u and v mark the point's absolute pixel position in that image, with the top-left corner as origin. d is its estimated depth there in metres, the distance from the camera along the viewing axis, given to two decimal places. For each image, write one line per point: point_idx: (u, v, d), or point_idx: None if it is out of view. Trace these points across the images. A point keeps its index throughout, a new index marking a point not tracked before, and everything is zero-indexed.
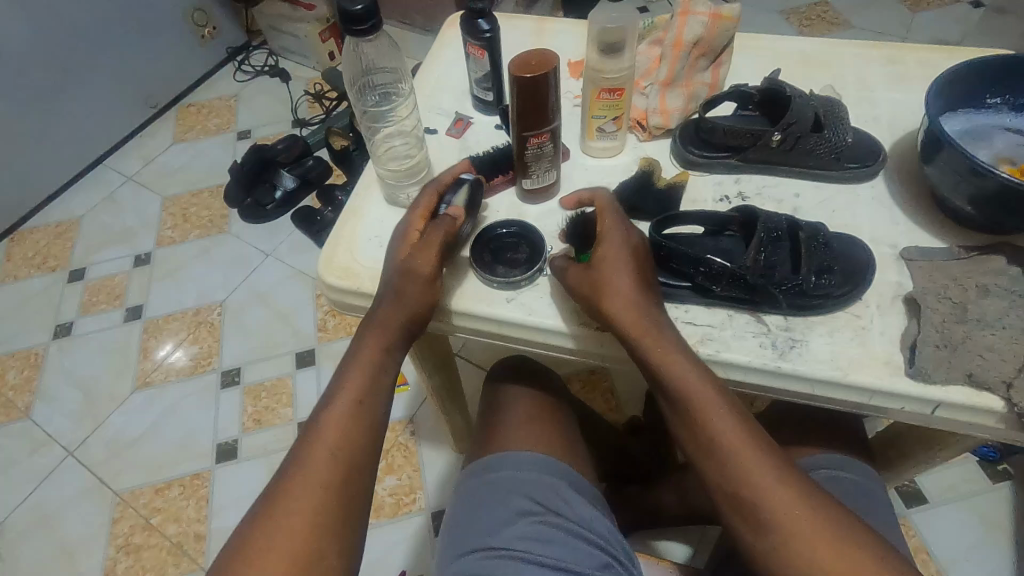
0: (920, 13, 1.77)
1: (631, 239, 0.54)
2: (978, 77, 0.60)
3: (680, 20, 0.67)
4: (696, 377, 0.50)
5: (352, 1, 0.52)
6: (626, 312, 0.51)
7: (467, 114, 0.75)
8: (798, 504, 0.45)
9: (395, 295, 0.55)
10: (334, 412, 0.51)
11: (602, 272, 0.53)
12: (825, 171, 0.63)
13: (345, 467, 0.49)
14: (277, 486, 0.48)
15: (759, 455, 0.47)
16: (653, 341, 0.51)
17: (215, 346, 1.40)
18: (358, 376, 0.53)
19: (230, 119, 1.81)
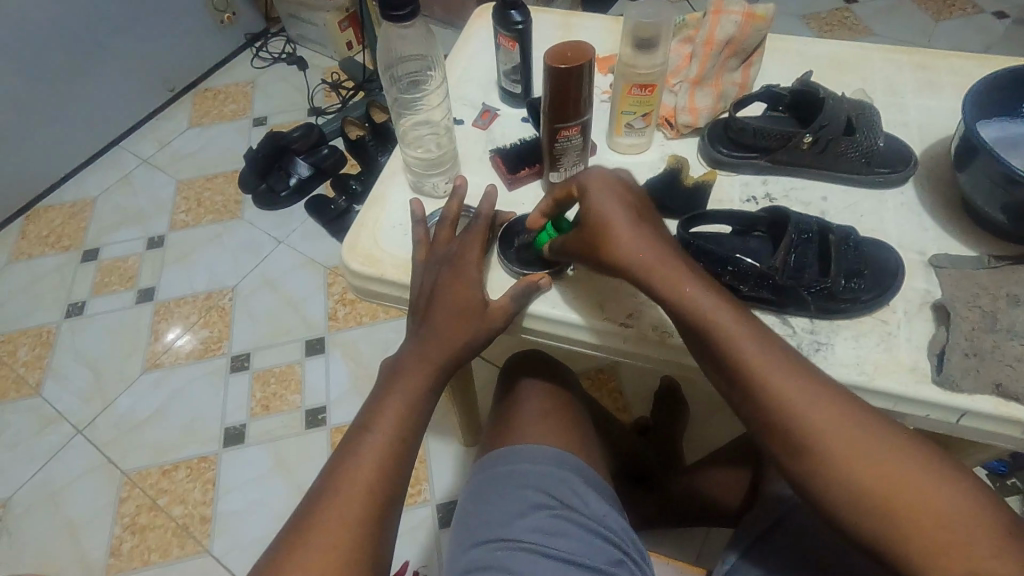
0: (942, 22, 1.76)
1: (611, 185, 0.53)
2: (1015, 84, 0.59)
3: (713, 19, 0.68)
4: (738, 332, 0.49)
5: None
6: (632, 264, 0.51)
7: (493, 106, 0.75)
8: (894, 494, 0.43)
9: (443, 323, 0.54)
10: (378, 414, 0.52)
11: (596, 223, 0.52)
12: (854, 175, 0.63)
13: (386, 468, 0.49)
14: (319, 490, 0.49)
15: (849, 442, 0.45)
16: (663, 292, 0.50)
17: (225, 331, 1.40)
18: (402, 378, 0.53)
19: (246, 105, 1.82)
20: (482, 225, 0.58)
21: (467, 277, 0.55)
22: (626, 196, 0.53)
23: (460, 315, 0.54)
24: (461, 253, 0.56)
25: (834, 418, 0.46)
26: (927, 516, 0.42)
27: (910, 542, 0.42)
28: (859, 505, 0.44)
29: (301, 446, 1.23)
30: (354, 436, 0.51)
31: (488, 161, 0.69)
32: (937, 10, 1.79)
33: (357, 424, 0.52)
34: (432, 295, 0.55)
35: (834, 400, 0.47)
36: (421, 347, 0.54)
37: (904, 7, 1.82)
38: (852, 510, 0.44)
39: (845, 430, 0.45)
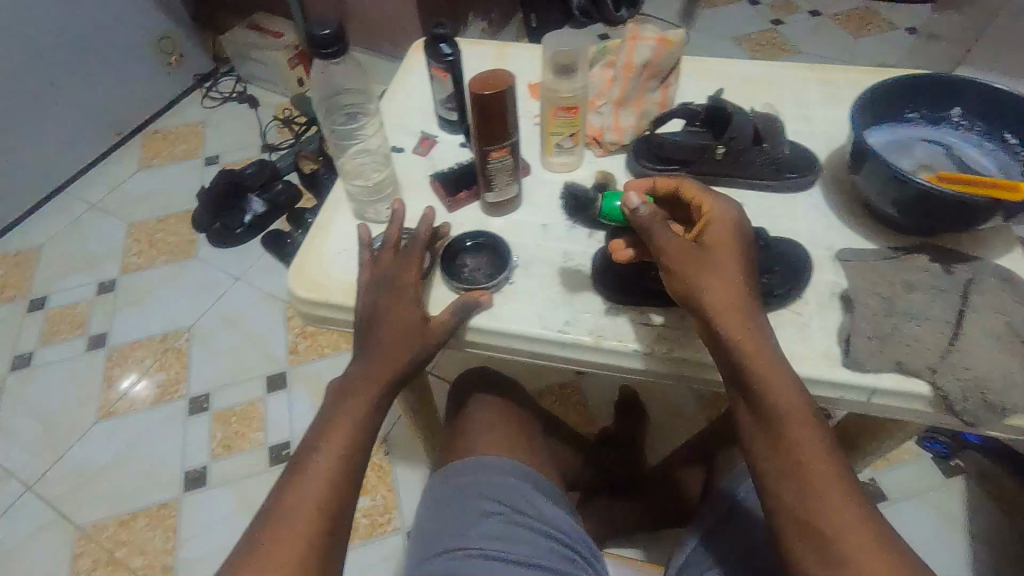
0: (862, 39, 1.90)
1: (736, 225, 0.54)
2: (896, 93, 0.65)
3: (630, 44, 0.74)
4: (783, 377, 0.50)
5: (318, 27, 0.55)
6: (726, 297, 0.51)
7: (432, 133, 0.78)
8: (826, 486, 0.48)
9: (383, 344, 0.56)
10: (327, 433, 0.53)
11: (715, 256, 0.53)
12: (767, 181, 0.68)
13: (334, 488, 0.51)
14: (265, 515, 0.49)
15: (808, 439, 0.49)
16: (720, 305, 0.51)
17: (182, 373, 1.38)
18: (350, 397, 0.55)
19: (198, 145, 1.82)
20: (416, 251, 0.60)
21: (405, 300, 0.57)
22: (744, 229, 0.55)
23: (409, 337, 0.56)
24: (399, 274, 0.58)
25: (807, 418, 0.50)
26: (846, 506, 0.47)
27: (836, 527, 0.47)
28: (799, 492, 0.48)
29: (265, 484, 1.21)
30: (301, 456, 0.52)
31: (429, 185, 0.72)
32: (856, 28, 1.94)
33: (306, 443, 0.53)
34: (372, 316, 0.57)
35: (804, 401, 0.50)
36: (367, 366, 0.56)
37: (828, 26, 1.96)
38: (793, 496, 0.49)
39: (805, 427, 0.49)
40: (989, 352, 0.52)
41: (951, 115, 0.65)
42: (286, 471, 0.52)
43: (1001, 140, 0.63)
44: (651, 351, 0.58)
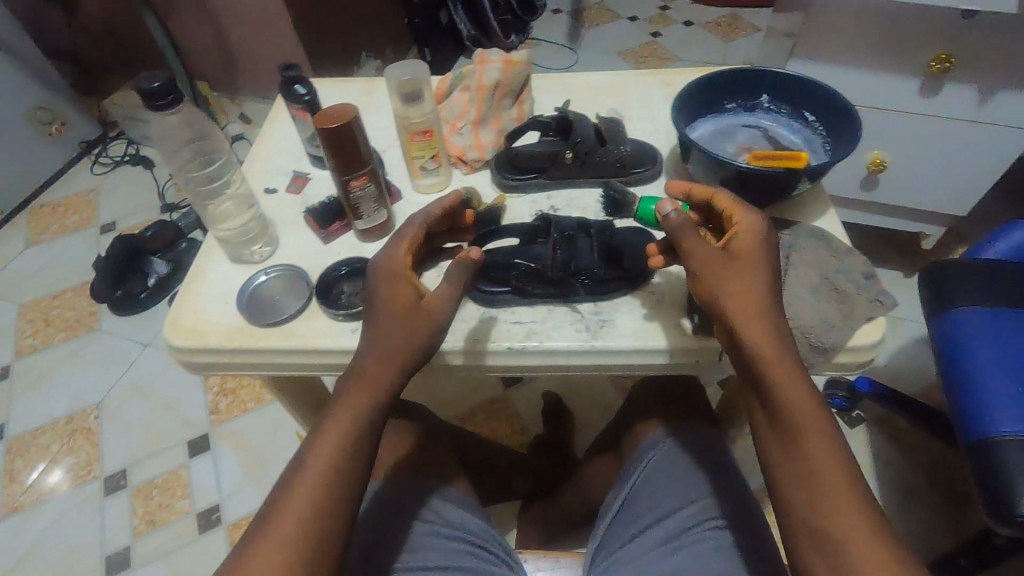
0: (731, 43, 2.08)
1: (764, 238, 0.53)
2: (713, 89, 0.74)
3: (480, 68, 0.79)
4: (799, 384, 0.49)
5: (147, 80, 0.56)
6: (744, 305, 0.51)
7: (304, 171, 0.80)
8: (829, 481, 0.47)
9: (353, 390, 0.52)
10: (297, 482, 0.49)
11: (735, 268, 0.52)
12: (616, 178, 0.74)
13: (315, 530, 0.47)
14: (239, 556, 0.46)
15: (816, 433, 0.48)
16: (744, 310, 0.51)
17: (94, 452, 1.30)
18: (336, 426, 0.51)
19: (90, 214, 1.75)
20: (382, 267, 0.54)
21: (373, 336, 0.53)
22: (772, 244, 0.54)
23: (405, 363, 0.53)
24: (371, 306, 0.54)
25: (814, 411, 0.49)
26: (847, 501, 0.46)
27: (827, 518, 0.46)
28: (796, 484, 0.48)
29: (195, 554, 1.15)
30: (273, 503, 0.48)
31: (303, 220, 0.74)
32: (725, 33, 2.12)
33: (279, 489, 0.49)
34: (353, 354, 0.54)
35: (811, 393, 0.49)
36: (353, 395, 0.52)
37: (700, 34, 2.13)
38: (794, 489, 0.48)
39: (811, 420, 0.48)
40: (810, 303, 0.59)
41: (761, 101, 0.76)
42: (264, 506, 0.49)
43: (803, 119, 0.74)
44: (524, 347, 0.62)
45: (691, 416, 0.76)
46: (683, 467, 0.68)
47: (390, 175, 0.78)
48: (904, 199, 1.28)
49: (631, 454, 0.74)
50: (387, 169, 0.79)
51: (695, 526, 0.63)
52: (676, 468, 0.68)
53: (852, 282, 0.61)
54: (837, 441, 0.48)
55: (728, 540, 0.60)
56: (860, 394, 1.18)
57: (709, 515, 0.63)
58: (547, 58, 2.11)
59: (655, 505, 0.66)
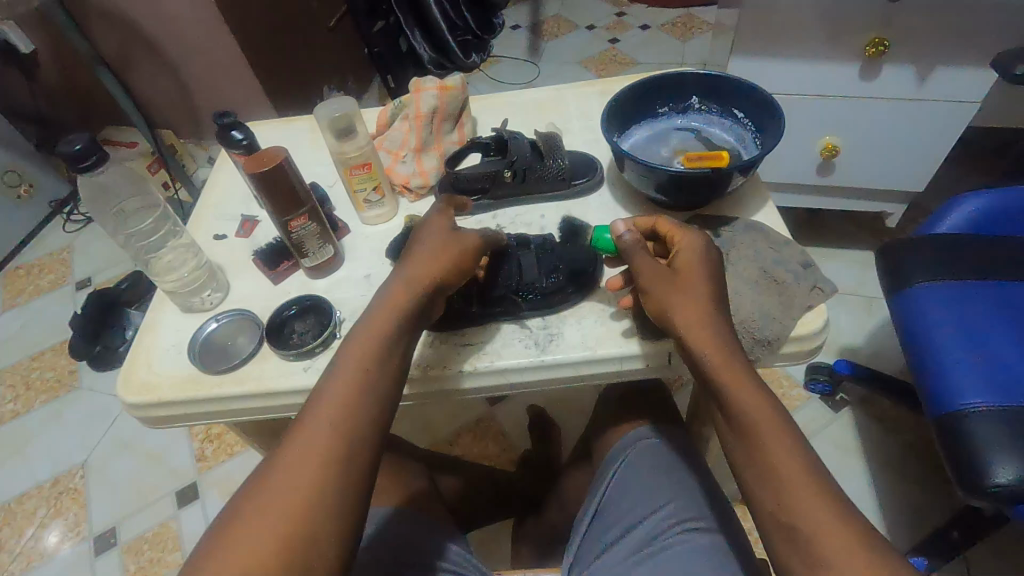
0: (688, 42, 2.11)
1: (706, 252, 0.55)
2: (643, 96, 0.76)
3: (416, 96, 0.80)
4: (751, 382, 0.49)
5: (68, 144, 0.56)
6: (688, 314, 0.51)
7: (253, 214, 0.81)
8: (790, 473, 0.44)
9: (328, 409, 0.49)
10: (265, 495, 0.45)
11: (678, 279, 0.53)
12: (559, 191, 0.75)
13: (305, 517, 0.44)
14: (215, 539, 0.43)
15: (772, 428, 0.46)
16: (688, 318, 0.51)
17: (82, 513, 1.29)
18: (326, 411, 0.49)
19: (65, 272, 1.74)
20: (375, 310, 0.56)
21: (348, 368, 0.52)
22: (712, 257, 0.55)
23: (388, 367, 0.53)
24: (349, 342, 0.54)
25: (766, 407, 0.47)
26: (812, 493, 0.43)
27: (791, 509, 0.43)
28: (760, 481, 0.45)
29: None
30: (234, 517, 0.44)
31: (253, 264, 0.75)
32: (681, 33, 2.15)
33: (241, 503, 0.45)
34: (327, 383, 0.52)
35: (762, 391, 0.48)
36: (341, 387, 0.50)
37: (658, 36, 2.16)
38: (760, 486, 0.45)
39: (764, 415, 0.47)
40: (751, 297, 0.60)
41: (692, 103, 0.78)
42: (245, 488, 0.46)
43: (734, 116, 0.76)
44: (475, 368, 0.62)
45: (661, 420, 0.76)
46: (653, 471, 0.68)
47: (337, 211, 0.79)
48: (863, 181, 1.30)
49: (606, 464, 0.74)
50: (334, 205, 0.80)
51: (667, 530, 0.62)
52: (641, 473, 0.68)
53: (790, 271, 0.62)
54: (796, 436, 0.46)
55: (701, 540, 0.59)
56: (839, 377, 1.18)
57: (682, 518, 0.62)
58: (509, 73, 2.13)
59: (627, 513, 0.66)
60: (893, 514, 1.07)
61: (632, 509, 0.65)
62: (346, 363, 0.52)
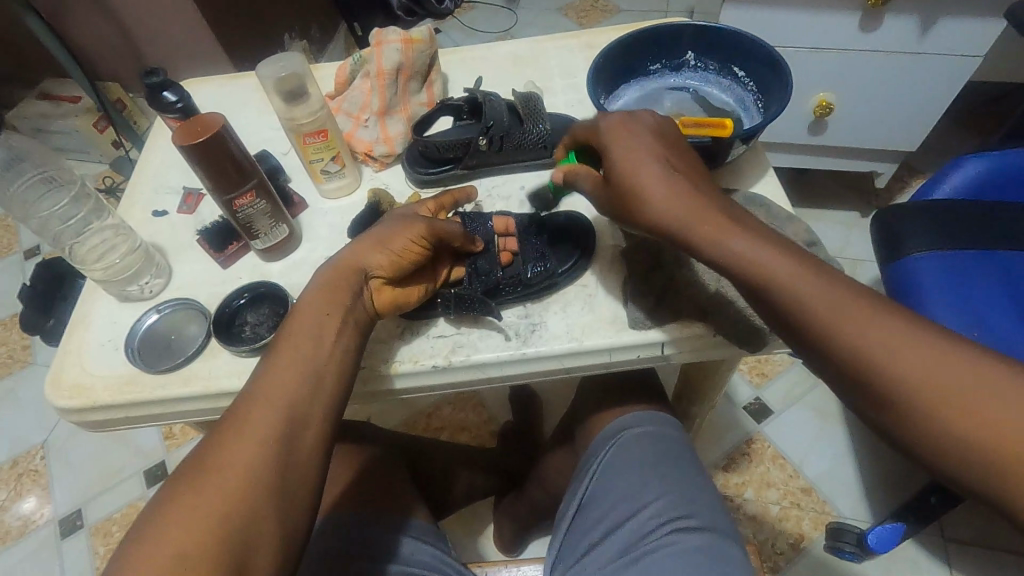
0: None
1: (637, 130, 0.49)
2: (633, 51, 0.68)
3: (377, 51, 0.71)
4: (766, 257, 0.43)
5: None
6: (659, 211, 0.46)
7: (196, 187, 0.72)
8: (873, 338, 0.40)
9: (299, 354, 0.47)
10: (236, 437, 0.43)
11: (625, 182, 0.48)
12: (540, 161, 0.68)
13: (244, 500, 0.41)
14: (140, 527, 0.39)
15: (833, 298, 0.42)
16: (663, 213, 0.46)
17: (44, 495, 1.23)
18: (269, 391, 0.45)
19: (10, 240, 1.62)
20: (325, 266, 0.53)
21: (317, 309, 0.50)
22: (656, 134, 0.49)
23: (331, 349, 0.49)
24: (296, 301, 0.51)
25: (818, 283, 0.42)
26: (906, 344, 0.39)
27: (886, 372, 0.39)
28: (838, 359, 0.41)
29: None
30: (200, 459, 0.42)
31: (197, 245, 0.67)
32: None
33: (205, 444, 0.43)
34: (285, 327, 0.49)
35: (787, 255, 0.43)
36: (287, 368, 0.47)
37: None
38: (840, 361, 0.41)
39: (823, 285, 0.42)
40: None
41: (687, 59, 0.70)
42: (175, 472, 0.42)
43: (733, 75, 0.68)
44: (449, 363, 0.56)
45: (650, 406, 0.72)
46: (641, 458, 0.65)
47: (292, 183, 0.71)
48: (857, 141, 1.24)
49: (591, 451, 0.70)
50: (289, 176, 0.71)
51: (656, 528, 0.57)
52: (624, 466, 0.64)
53: None
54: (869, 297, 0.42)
55: (689, 539, 0.55)
56: None
57: (670, 513, 0.58)
58: (484, 21, 1.99)
59: (612, 505, 0.62)
60: (871, 479, 1.08)
61: (617, 507, 0.61)
62: (286, 346, 0.48)
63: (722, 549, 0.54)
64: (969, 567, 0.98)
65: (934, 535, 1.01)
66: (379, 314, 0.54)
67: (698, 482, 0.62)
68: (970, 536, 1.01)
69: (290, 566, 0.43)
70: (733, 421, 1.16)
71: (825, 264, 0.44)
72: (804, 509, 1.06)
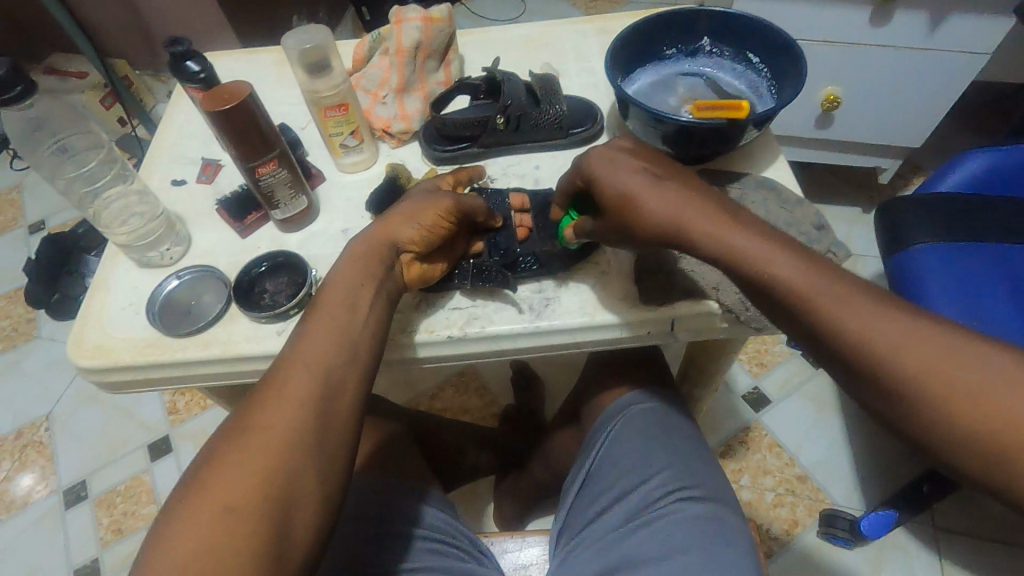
0: None
1: (618, 156, 0.51)
2: (649, 36, 0.69)
3: (397, 28, 0.71)
4: (762, 252, 0.44)
5: None
6: (663, 217, 0.47)
7: (214, 158, 0.73)
8: (868, 324, 0.40)
9: (326, 330, 0.48)
10: (267, 409, 0.44)
11: (619, 201, 0.49)
12: (555, 140, 0.69)
13: (287, 458, 0.42)
14: (190, 479, 0.41)
15: (826, 289, 0.42)
16: (680, 231, 0.47)
17: (49, 466, 1.24)
18: (306, 356, 0.47)
19: (16, 214, 1.63)
20: (353, 244, 0.54)
21: (345, 285, 0.51)
22: (631, 152, 0.51)
23: (363, 319, 0.50)
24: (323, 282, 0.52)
25: (814, 275, 0.43)
26: (906, 337, 0.40)
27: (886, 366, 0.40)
28: (840, 354, 0.42)
29: None
30: (234, 427, 0.43)
31: (217, 214, 0.68)
32: None
33: (238, 411, 0.45)
34: (314, 303, 0.51)
35: (787, 250, 0.44)
36: (322, 335, 0.48)
37: None
38: (844, 355, 0.41)
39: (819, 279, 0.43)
40: None
41: (703, 45, 0.71)
42: (219, 431, 0.44)
43: (746, 61, 0.70)
44: (464, 335, 0.58)
45: (653, 382, 0.74)
46: (649, 433, 0.66)
47: (310, 156, 0.72)
48: (863, 136, 1.25)
49: (598, 424, 0.72)
50: (306, 149, 0.72)
51: (662, 498, 0.59)
52: (631, 440, 0.66)
53: (802, 233, 0.59)
54: (861, 285, 0.42)
55: (695, 509, 0.57)
56: None
57: (677, 484, 0.60)
58: (492, 8, 1.99)
59: (620, 478, 0.63)
60: (864, 468, 1.10)
61: (623, 479, 0.63)
62: (320, 315, 0.49)
63: (726, 519, 0.56)
64: (957, 556, 1.01)
65: (924, 524, 1.04)
66: (408, 285, 0.56)
67: (703, 459, 0.64)
68: (960, 525, 1.03)
69: (328, 525, 0.44)
70: (731, 408, 1.18)
71: (815, 255, 0.44)
72: (799, 496, 1.08)
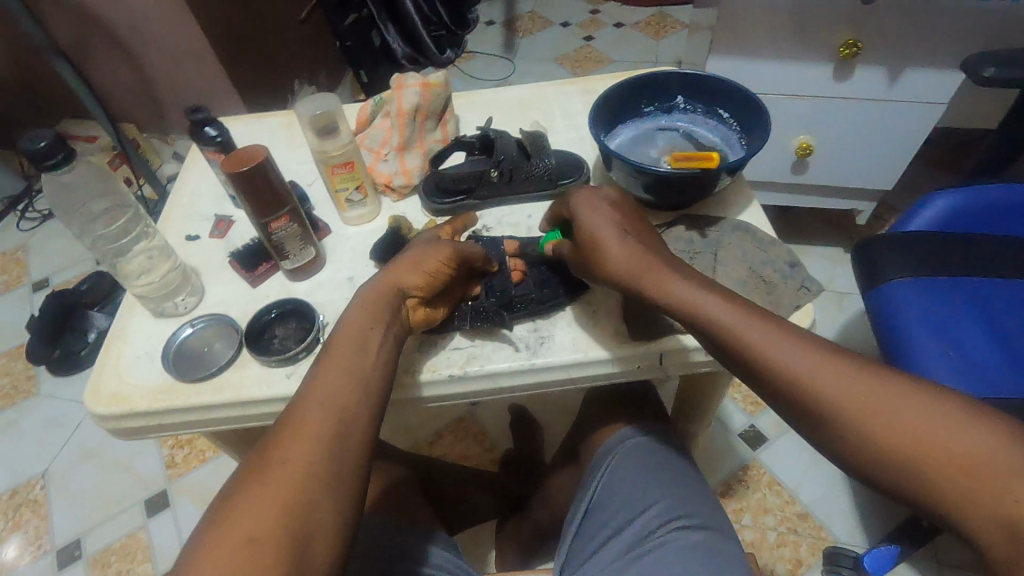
0: (662, 40, 2.10)
1: (599, 202, 0.58)
2: (628, 95, 0.76)
3: (398, 93, 0.77)
4: (716, 306, 0.50)
5: (32, 141, 0.56)
6: (626, 262, 0.54)
7: (226, 214, 0.77)
8: (816, 373, 0.45)
9: (336, 372, 0.51)
10: (282, 449, 0.46)
11: (590, 239, 0.56)
12: (545, 190, 0.74)
13: (306, 491, 0.44)
14: (214, 514, 0.43)
15: (775, 338, 0.47)
16: (626, 273, 0.54)
17: (43, 525, 1.23)
18: (321, 398, 0.50)
19: (21, 273, 1.67)
20: (364, 289, 0.58)
21: (356, 328, 0.54)
22: (614, 202, 0.58)
23: (372, 359, 0.54)
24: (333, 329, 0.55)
25: (763, 327, 0.48)
26: (851, 382, 0.44)
27: (851, 415, 0.43)
28: (806, 403, 0.45)
29: None
30: (254, 466, 0.46)
31: (229, 266, 0.72)
32: (654, 32, 2.14)
33: (258, 450, 0.47)
34: (326, 346, 0.54)
35: (739, 305, 0.50)
36: (335, 376, 0.51)
37: (630, 33, 2.15)
38: (800, 398, 0.45)
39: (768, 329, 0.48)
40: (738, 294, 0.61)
41: (677, 102, 0.78)
42: (239, 471, 0.46)
43: (718, 116, 0.76)
44: (464, 373, 0.61)
45: (647, 416, 0.77)
46: (646, 466, 0.68)
47: (316, 210, 0.77)
48: (836, 180, 1.32)
49: (596, 459, 0.74)
50: (313, 204, 0.77)
51: (661, 529, 0.61)
52: (628, 474, 0.68)
53: (777, 270, 0.63)
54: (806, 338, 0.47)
55: (693, 538, 0.59)
56: None
57: (675, 515, 0.62)
58: (483, 70, 2.11)
59: (619, 511, 0.65)
60: (862, 503, 1.11)
61: (622, 512, 0.65)
62: (331, 356, 0.53)
63: (723, 548, 0.58)
64: None
65: (926, 558, 1.04)
66: (413, 328, 0.59)
67: (699, 490, 0.65)
68: (961, 558, 1.03)
69: (344, 557, 0.46)
70: (727, 447, 1.20)
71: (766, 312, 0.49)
72: (801, 534, 1.09)
